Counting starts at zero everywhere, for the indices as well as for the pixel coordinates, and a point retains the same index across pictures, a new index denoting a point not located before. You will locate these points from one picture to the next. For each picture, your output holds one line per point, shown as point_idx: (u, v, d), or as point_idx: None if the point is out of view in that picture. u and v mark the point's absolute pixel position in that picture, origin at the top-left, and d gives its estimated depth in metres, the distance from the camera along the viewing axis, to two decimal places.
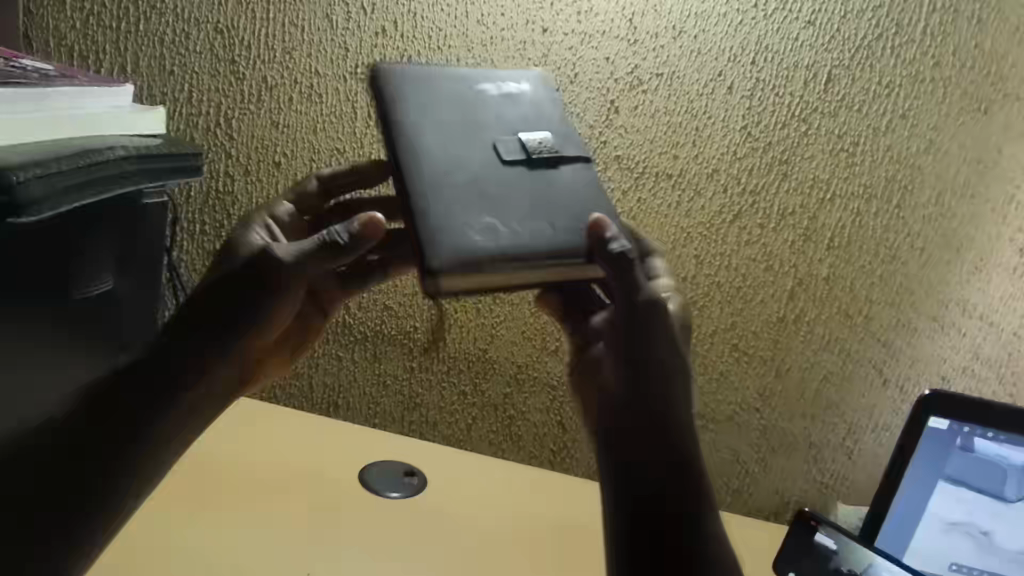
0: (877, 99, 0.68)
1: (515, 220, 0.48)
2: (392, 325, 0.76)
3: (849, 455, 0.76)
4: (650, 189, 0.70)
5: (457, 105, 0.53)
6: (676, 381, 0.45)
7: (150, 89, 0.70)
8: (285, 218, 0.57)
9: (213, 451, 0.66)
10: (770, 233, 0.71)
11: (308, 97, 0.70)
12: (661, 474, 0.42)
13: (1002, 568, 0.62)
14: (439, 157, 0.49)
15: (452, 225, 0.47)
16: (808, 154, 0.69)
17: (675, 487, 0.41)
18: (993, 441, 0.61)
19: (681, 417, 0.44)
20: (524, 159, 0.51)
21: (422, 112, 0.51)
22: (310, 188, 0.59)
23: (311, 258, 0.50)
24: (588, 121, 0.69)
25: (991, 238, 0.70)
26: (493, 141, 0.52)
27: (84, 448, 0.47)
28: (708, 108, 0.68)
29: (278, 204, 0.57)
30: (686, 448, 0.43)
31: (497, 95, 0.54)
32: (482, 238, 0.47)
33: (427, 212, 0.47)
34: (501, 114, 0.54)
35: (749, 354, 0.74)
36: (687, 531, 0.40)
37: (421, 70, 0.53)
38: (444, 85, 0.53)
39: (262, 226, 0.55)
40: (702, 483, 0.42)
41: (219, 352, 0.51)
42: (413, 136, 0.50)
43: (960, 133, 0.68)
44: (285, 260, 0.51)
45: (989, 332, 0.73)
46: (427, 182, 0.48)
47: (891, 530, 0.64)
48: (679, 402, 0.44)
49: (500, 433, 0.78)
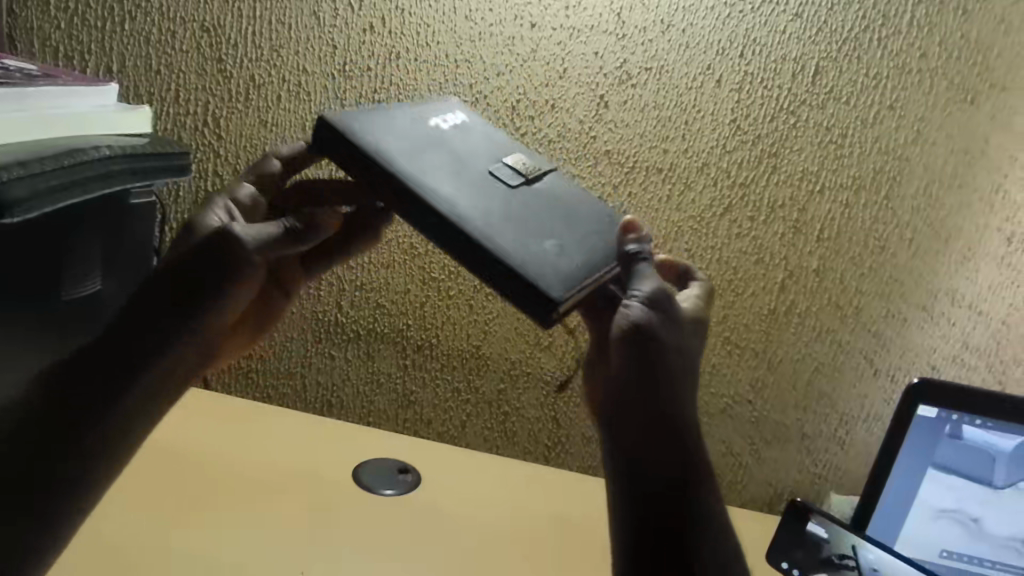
0: (865, 91, 0.68)
1: (571, 235, 0.49)
2: (385, 323, 0.76)
3: (842, 445, 0.77)
4: (640, 183, 0.71)
5: (428, 143, 0.51)
6: (685, 379, 0.46)
7: (136, 89, 0.70)
8: (246, 200, 0.58)
9: (174, 441, 0.66)
10: (760, 226, 0.71)
11: (296, 95, 0.69)
12: (668, 469, 0.44)
13: (991, 553, 0.63)
14: (467, 196, 0.48)
15: (538, 255, 0.46)
16: (797, 146, 0.69)
17: (680, 483, 0.43)
18: (981, 428, 0.61)
19: (687, 414, 0.46)
20: (523, 181, 0.52)
21: (410, 154, 0.49)
22: (270, 168, 0.58)
23: (269, 245, 0.52)
24: (578, 116, 0.69)
25: (979, 228, 0.71)
26: (486, 171, 0.51)
27: (57, 427, 0.49)
28: (697, 101, 0.68)
29: (239, 186, 0.58)
30: (692, 445, 0.45)
31: (449, 129, 0.53)
32: (562, 256, 0.47)
33: (502, 237, 0.46)
34: (468, 144, 0.53)
35: (741, 346, 0.74)
36: (695, 520, 0.43)
37: (370, 116, 0.51)
38: (403, 125, 0.51)
39: (220, 207, 0.57)
40: (705, 479, 0.45)
41: (177, 343, 0.52)
42: (423, 177, 0.48)
43: (947, 124, 0.69)
44: (245, 242, 0.51)
45: (978, 321, 0.73)
46: (490, 217, 0.47)
47: (883, 520, 0.64)
48: (687, 401, 0.46)
49: (495, 429, 0.78)
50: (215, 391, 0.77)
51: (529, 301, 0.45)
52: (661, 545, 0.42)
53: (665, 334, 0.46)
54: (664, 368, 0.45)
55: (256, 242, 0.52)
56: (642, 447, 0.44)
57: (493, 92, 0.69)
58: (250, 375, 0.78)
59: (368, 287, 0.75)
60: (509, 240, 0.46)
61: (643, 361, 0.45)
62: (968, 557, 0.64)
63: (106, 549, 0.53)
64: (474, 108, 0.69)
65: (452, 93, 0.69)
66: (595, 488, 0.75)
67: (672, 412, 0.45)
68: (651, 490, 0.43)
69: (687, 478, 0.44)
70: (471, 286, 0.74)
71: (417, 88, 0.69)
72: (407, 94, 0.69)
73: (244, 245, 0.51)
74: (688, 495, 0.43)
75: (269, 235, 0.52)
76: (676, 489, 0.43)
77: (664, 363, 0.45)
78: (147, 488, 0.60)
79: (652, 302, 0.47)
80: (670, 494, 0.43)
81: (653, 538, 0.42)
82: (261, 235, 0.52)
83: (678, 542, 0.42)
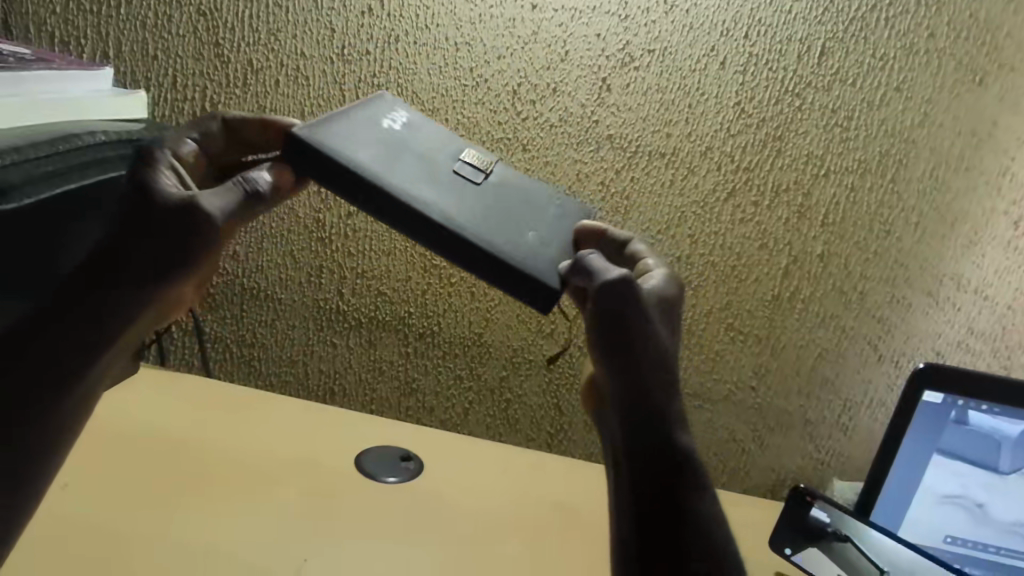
0: (871, 72, 0.67)
1: (547, 230, 0.51)
2: (386, 310, 0.76)
3: (845, 432, 0.76)
4: (643, 167, 0.70)
5: (395, 147, 0.49)
6: (666, 369, 0.43)
7: (133, 74, 0.69)
8: (190, 156, 0.53)
9: (144, 419, 0.66)
10: (764, 211, 0.70)
11: (295, 79, 0.69)
12: (659, 471, 0.41)
13: (994, 538, 0.63)
14: (446, 200, 0.47)
15: (532, 256, 0.47)
16: (802, 129, 0.68)
17: (672, 482, 0.41)
18: (988, 414, 0.61)
19: (674, 406, 0.43)
20: (483, 179, 0.51)
21: (387, 161, 0.47)
22: (216, 128, 0.55)
23: (237, 214, 0.46)
24: (580, 100, 0.68)
25: (986, 212, 0.70)
26: (452, 170, 0.50)
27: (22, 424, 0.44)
28: (701, 85, 0.68)
29: (181, 143, 0.53)
30: (679, 438, 0.42)
31: (402, 131, 0.51)
32: (533, 238, 0.49)
33: (486, 232, 0.47)
34: (430, 144, 0.52)
35: (745, 333, 0.74)
36: (686, 519, 0.41)
37: (331, 125, 0.48)
38: (370, 131, 0.49)
39: (165, 166, 0.49)
40: (699, 470, 0.42)
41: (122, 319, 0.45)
42: (405, 185, 0.46)
43: (955, 105, 0.68)
44: (214, 216, 0.45)
45: (983, 306, 0.73)
46: (479, 224, 0.47)
47: (888, 506, 0.64)
48: (671, 392, 0.43)
49: (497, 417, 0.78)
50: (218, 379, 0.77)
51: (525, 293, 0.46)
52: (658, 551, 0.40)
53: (636, 323, 0.42)
54: (641, 365, 0.42)
55: (223, 205, 0.46)
56: (630, 453, 0.41)
57: (494, 76, 0.68)
58: (252, 363, 0.78)
59: (369, 275, 0.74)
60: (501, 239, 0.47)
61: (617, 360, 0.42)
62: (974, 543, 0.63)
63: (104, 539, 0.52)
64: (474, 93, 0.69)
65: (452, 77, 0.68)
66: (596, 476, 0.75)
67: (656, 409, 0.42)
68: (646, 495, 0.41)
69: (674, 478, 0.41)
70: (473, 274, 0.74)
71: (417, 71, 0.68)
72: (407, 78, 0.68)
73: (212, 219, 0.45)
74: (681, 492, 0.41)
75: (232, 200, 0.46)
76: (670, 489, 0.41)
77: (640, 357, 0.42)
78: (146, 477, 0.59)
79: (617, 288, 0.42)
80: (663, 495, 0.41)
81: (650, 546, 0.40)
82: (229, 205, 0.46)
83: (675, 545, 0.40)
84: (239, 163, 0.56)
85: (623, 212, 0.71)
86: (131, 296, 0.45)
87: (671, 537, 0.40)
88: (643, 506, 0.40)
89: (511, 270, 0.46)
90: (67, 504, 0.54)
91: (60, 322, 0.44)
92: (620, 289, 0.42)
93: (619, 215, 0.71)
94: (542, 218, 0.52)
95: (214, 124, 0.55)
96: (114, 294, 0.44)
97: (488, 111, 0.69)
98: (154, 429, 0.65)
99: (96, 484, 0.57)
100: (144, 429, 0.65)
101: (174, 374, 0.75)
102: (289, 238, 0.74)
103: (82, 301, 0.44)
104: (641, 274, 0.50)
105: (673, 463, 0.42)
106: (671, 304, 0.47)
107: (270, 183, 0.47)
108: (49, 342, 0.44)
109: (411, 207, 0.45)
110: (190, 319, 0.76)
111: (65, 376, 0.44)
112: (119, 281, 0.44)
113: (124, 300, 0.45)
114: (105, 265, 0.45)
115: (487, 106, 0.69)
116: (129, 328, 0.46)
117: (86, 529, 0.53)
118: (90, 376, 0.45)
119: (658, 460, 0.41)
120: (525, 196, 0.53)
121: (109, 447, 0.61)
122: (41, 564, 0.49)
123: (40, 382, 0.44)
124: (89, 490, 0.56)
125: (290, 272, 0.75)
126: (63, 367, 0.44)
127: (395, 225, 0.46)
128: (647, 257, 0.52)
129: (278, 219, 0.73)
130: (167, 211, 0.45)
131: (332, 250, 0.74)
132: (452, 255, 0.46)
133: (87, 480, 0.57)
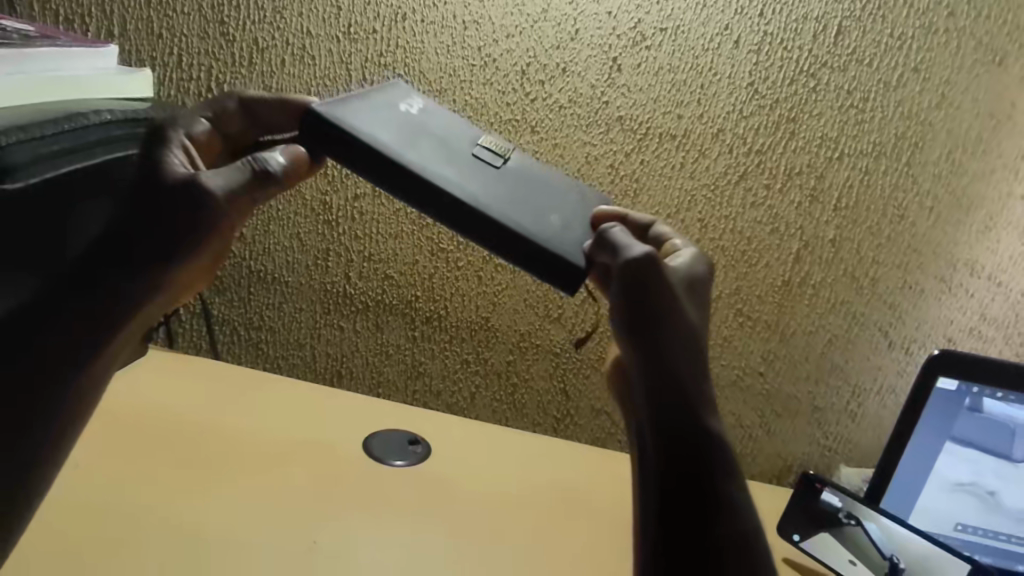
0: (889, 52, 0.66)
1: (572, 213, 0.50)
2: (393, 294, 0.75)
3: (853, 418, 0.76)
4: (652, 150, 0.69)
5: (410, 130, 0.48)
6: (695, 351, 0.43)
7: (138, 53, 0.68)
8: (203, 137, 0.52)
9: (155, 401, 0.67)
10: (776, 195, 0.69)
11: (300, 59, 0.68)
12: (685, 459, 0.40)
13: (1006, 526, 0.63)
14: (466, 179, 0.46)
15: (557, 237, 0.46)
16: (817, 111, 0.67)
17: (699, 470, 0.40)
18: (1003, 401, 0.60)
19: (702, 390, 0.42)
20: (502, 161, 0.51)
21: (404, 142, 0.46)
22: (230, 107, 0.54)
23: (242, 194, 0.46)
24: (590, 80, 0.67)
25: (1002, 196, 0.69)
26: (471, 153, 0.49)
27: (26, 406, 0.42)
28: (714, 64, 0.66)
29: (193, 122, 0.52)
30: (707, 423, 0.41)
31: (417, 115, 0.50)
32: (558, 220, 0.48)
33: (509, 211, 0.46)
34: (450, 128, 0.51)
35: (754, 319, 0.73)
36: (713, 507, 0.39)
37: (345, 105, 0.47)
38: (385, 114, 0.48)
39: (178, 146, 0.49)
40: (728, 458, 0.41)
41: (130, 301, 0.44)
42: (424, 165, 0.45)
43: (974, 86, 0.66)
44: (216, 195, 0.45)
45: (997, 292, 0.72)
46: (501, 203, 0.46)
47: (898, 493, 0.64)
48: (699, 374, 0.42)
49: (504, 401, 0.78)
50: (226, 362, 0.77)
51: (552, 274, 0.46)
52: (683, 548, 0.38)
53: (661, 302, 0.42)
54: (665, 346, 0.42)
55: (228, 186, 0.45)
56: (657, 439, 0.40)
57: (502, 56, 0.67)
58: (260, 346, 0.78)
59: (376, 259, 0.74)
60: (525, 219, 0.46)
61: (641, 339, 0.42)
62: (984, 531, 0.63)
63: (115, 517, 0.53)
64: (482, 73, 0.68)
65: (460, 57, 0.67)
66: (603, 461, 0.75)
67: (682, 391, 0.41)
68: (671, 484, 0.40)
69: (700, 463, 0.40)
70: (481, 258, 0.74)
71: (424, 50, 0.67)
72: (414, 58, 0.67)
73: (217, 198, 0.45)
74: (709, 482, 0.40)
75: (237, 179, 0.45)
76: (695, 479, 0.40)
77: (665, 336, 0.42)
78: (157, 458, 0.59)
79: (641, 266, 0.42)
80: (689, 485, 0.40)
81: (673, 539, 0.39)
82: (233, 183, 0.45)
83: (701, 540, 0.38)
84: (253, 143, 0.55)
85: (633, 195, 0.70)
86: (142, 281, 0.44)
87: (698, 530, 0.39)
88: (668, 494, 0.40)
89: (536, 251, 0.45)
90: (77, 487, 0.54)
91: (73, 306, 0.43)
92: (643, 266, 0.42)
93: (629, 198, 0.70)
94: (565, 201, 0.51)
95: (230, 103, 0.54)
96: (128, 280, 0.44)
97: (497, 92, 0.68)
98: (164, 410, 0.66)
99: (107, 464, 0.57)
100: (152, 412, 0.65)
101: (185, 357, 0.75)
102: (296, 221, 0.73)
103: (95, 289, 0.43)
104: (666, 255, 0.50)
105: (700, 449, 0.40)
106: (698, 284, 0.46)
107: (282, 165, 0.46)
108: (62, 325, 0.43)
109: (433, 186, 0.45)
110: (197, 300, 0.76)
111: (81, 358, 0.43)
112: (130, 266, 0.44)
113: (137, 284, 0.44)
114: (113, 252, 0.44)
115: (495, 86, 0.68)
116: (144, 310, 0.45)
117: (96, 510, 0.53)
118: (103, 358, 0.44)
119: (685, 448, 0.40)
120: (547, 179, 0.52)
121: (120, 429, 0.62)
122: (53, 546, 0.49)
123: (55, 364, 0.43)
124: (99, 473, 0.56)
125: (297, 255, 0.74)
126: (77, 348, 0.43)
127: (418, 206, 0.45)
128: (673, 237, 0.51)
129: (284, 202, 0.73)
130: (173, 196, 0.44)
131: (339, 233, 0.74)
132: (479, 234, 0.45)
133: (98, 462, 0.57)
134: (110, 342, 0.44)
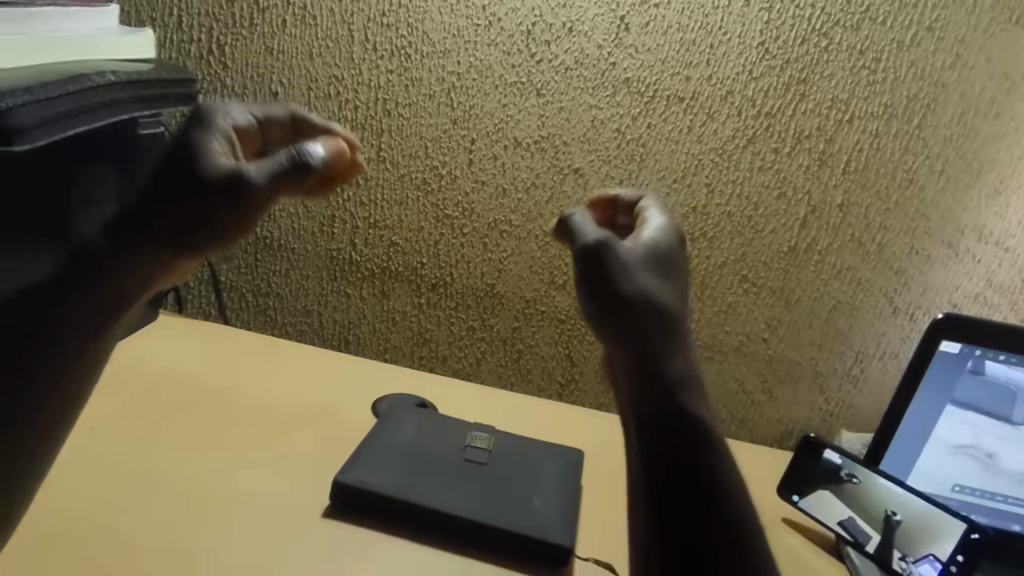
0: (903, 10, 0.64)
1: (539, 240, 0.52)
2: (399, 261, 0.76)
3: (855, 383, 0.76)
4: (660, 113, 0.68)
5: None
6: (661, 323, 0.45)
7: (139, 14, 0.69)
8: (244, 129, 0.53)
9: (167, 364, 0.68)
10: (783, 158, 0.69)
11: (302, 19, 0.68)
12: (667, 427, 0.42)
13: (1005, 488, 0.63)
14: None
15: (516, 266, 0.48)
16: (828, 71, 0.66)
17: (682, 436, 0.42)
18: (1005, 364, 0.61)
19: (673, 357, 0.44)
20: None
21: None
22: (277, 114, 0.56)
23: (278, 183, 0.46)
24: (596, 40, 0.66)
25: (1013, 159, 0.68)
26: None
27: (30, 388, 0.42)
28: (723, 23, 0.65)
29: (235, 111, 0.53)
30: (682, 390, 0.43)
31: None
32: None
33: None
34: None
35: (758, 285, 0.73)
36: (700, 472, 0.41)
37: None
38: None
39: (220, 133, 0.50)
40: (710, 423, 0.43)
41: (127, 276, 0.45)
42: None
43: (989, 46, 0.65)
44: (255, 181, 0.45)
45: (1004, 258, 0.72)
46: None
47: (898, 455, 0.65)
48: (670, 344, 0.45)
49: (509, 367, 0.79)
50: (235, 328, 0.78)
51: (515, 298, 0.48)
52: (676, 515, 0.40)
53: (622, 277, 0.45)
54: (634, 316, 0.44)
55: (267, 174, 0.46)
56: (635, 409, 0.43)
57: (508, 14, 0.66)
58: (267, 313, 0.79)
59: (381, 226, 0.74)
60: None
61: (610, 312, 0.45)
62: (983, 492, 0.64)
63: (128, 473, 0.54)
64: (486, 33, 0.67)
65: (463, 16, 0.67)
66: (605, 426, 0.76)
67: (654, 360, 0.44)
68: (662, 457, 0.41)
69: (681, 430, 0.42)
70: (486, 224, 0.73)
71: (427, 10, 0.67)
72: (417, 17, 0.67)
73: (257, 188, 0.45)
74: (693, 449, 0.41)
75: (275, 167, 0.46)
76: (682, 449, 0.41)
77: (632, 308, 0.44)
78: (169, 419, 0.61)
79: (594, 246, 0.46)
80: (676, 453, 0.41)
81: (669, 508, 0.40)
82: (271, 170, 0.46)
83: (693, 508, 0.40)
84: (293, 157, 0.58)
85: (639, 160, 0.69)
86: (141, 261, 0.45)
87: (689, 497, 0.40)
88: (655, 465, 0.41)
89: None
90: (92, 447, 0.56)
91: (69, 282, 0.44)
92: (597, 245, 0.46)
93: (635, 163, 0.70)
94: None
95: (279, 112, 0.56)
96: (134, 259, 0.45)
97: (501, 53, 0.67)
98: (177, 374, 0.67)
99: (120, 426, 0.59)
100: (163, 376, 0.66)
101: (193, 322, 0.77)
102: None
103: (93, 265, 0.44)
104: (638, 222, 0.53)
105: (681, 413, 0.42)
106: (669, 257, 0.49)
107: (321, 160, 0.47)
108: (69, 307, 0.44)
109: None
110: (205, 268, 0.77)
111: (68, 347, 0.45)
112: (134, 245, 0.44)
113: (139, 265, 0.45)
114: (127, 235, 0.44)
115: (500, 47, 0.67)
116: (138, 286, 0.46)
117: (109, 466, 0.54)
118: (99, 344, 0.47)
119: (667, 421, 0.42)
120: None
121: (134, 392, 0.63)
122: (68, 500, 0.51)
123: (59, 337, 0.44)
124: (113, 433, 0.58)
125: (302, 222, 0.75)
126: (80, 325, 0.45)
127: None
128: (650, 207, 0.53)
129: None
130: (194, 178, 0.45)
131: (344, 200, 0.74)
132: None
133: (113, 423, 0.59)
134: (101, 320, 0.46)
